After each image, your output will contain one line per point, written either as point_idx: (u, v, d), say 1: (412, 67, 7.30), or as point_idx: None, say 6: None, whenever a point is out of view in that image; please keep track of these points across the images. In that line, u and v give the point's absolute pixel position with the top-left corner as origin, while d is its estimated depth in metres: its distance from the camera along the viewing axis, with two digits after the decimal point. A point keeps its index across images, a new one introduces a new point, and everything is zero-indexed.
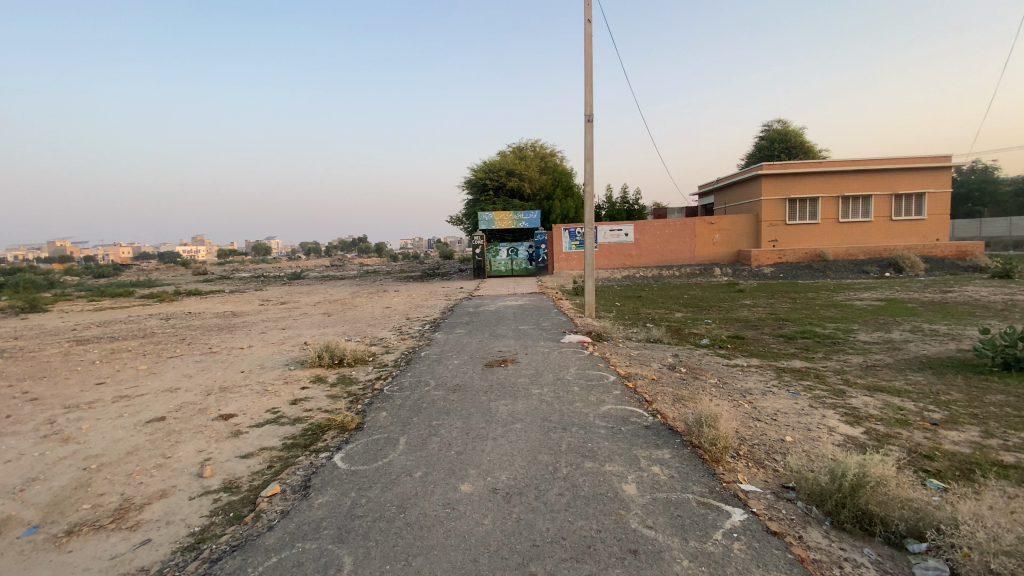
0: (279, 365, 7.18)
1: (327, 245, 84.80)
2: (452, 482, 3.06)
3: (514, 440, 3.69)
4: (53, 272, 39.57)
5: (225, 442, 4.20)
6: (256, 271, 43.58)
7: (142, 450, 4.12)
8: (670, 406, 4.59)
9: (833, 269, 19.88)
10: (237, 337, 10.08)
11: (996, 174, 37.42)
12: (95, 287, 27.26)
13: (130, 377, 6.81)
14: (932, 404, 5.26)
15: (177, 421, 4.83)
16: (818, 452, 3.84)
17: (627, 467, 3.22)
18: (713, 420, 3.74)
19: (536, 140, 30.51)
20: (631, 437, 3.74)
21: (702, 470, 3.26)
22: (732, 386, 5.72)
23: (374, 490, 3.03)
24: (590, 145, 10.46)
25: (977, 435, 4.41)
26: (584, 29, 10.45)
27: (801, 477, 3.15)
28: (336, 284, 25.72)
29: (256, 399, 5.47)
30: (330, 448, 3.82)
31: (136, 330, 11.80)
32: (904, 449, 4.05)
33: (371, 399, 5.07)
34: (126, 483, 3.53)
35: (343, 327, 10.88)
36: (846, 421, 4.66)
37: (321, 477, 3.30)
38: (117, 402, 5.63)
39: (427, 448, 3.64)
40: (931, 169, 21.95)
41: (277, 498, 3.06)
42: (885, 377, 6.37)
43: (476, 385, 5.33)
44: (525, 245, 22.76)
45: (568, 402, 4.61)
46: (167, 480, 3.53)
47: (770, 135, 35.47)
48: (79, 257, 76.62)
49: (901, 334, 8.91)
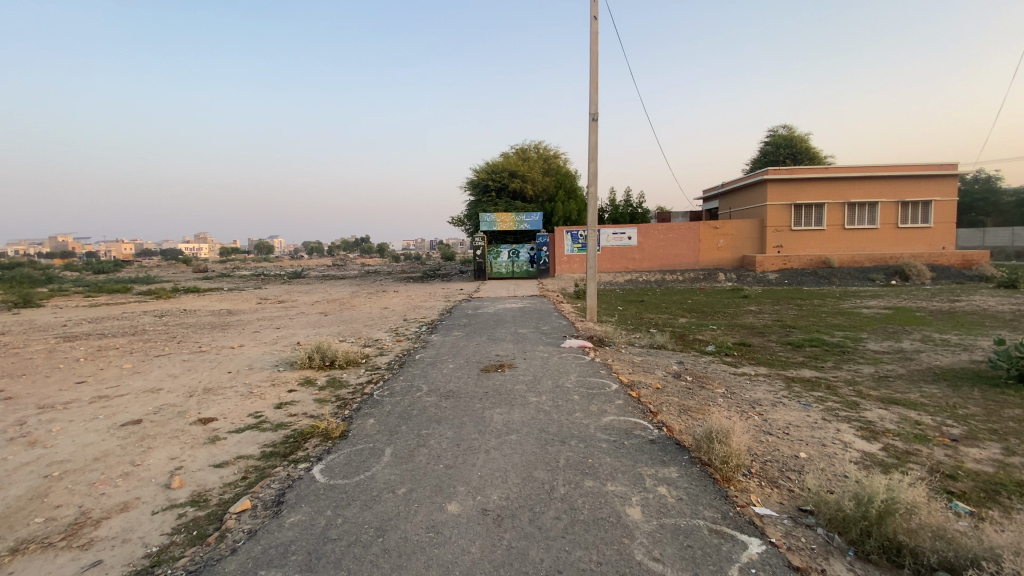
0: (268, 366, 6.91)
1: (329, 245, 84.73)
2: (437, 501, 2.79)
3: (509, 454, 3.42)
4: (52, 267, 39.24)
5: (200, 449, 3.93)
6: (255, 271, 40.84)
7: (111, 456, 3.85)
8: (676, 417, 4.31)
9: (838, 276, 19.55)
10: (228, 336, 9.76)
11: (1001, 184, 37.04)
12: (93, 282, 26.93)
13: (112, 377, 6.55)
14: (949, 418, 4.95)
15: (153, 424, 4.57)
16: (836, 471, 3.56)
17: (631, 487, 2.94)
18: (725, 435, 3.45)
19: (539, 142, 30.14)
20: (635, 453, 3.46)
21: (713, 491, 2.96)
22: (740, 396, 5.44)
23: (351, 509, 2.75)
24: (594, 143, 10.23)
25: (999, 452, 4.11)
26: (590, 26, 10.20)
27: (821, 499, 2.88)
28: (336, 284, 25.36)
29: (239, 401, 5.20)
30: (310, 458, 3.55)
31: (128, 327, 11.50)
32: (925, 468, 3.75)
33: (359, 405, 4.79)
34: (86, 494, 3.26)
35: (338, 327, 10.58)
36: (862, 436, 4.37)
37: (296, 492, 3.02)
38: (94, 403, 5.37)
39: (413, 460, 3.38)
40: (938, 177, 21.63)
41: (246, 515, 2.79)
42: (898, 389, 6.07)
43: (470, 391, 5.05)
44: (526, 248, 22.49)
45: (567, 412, 4.33)
46: (132, 492, 3.26)
47: (775, 140, 35.15)
48: (83, 252, 77.25)
49: (912, 343, 8.60)
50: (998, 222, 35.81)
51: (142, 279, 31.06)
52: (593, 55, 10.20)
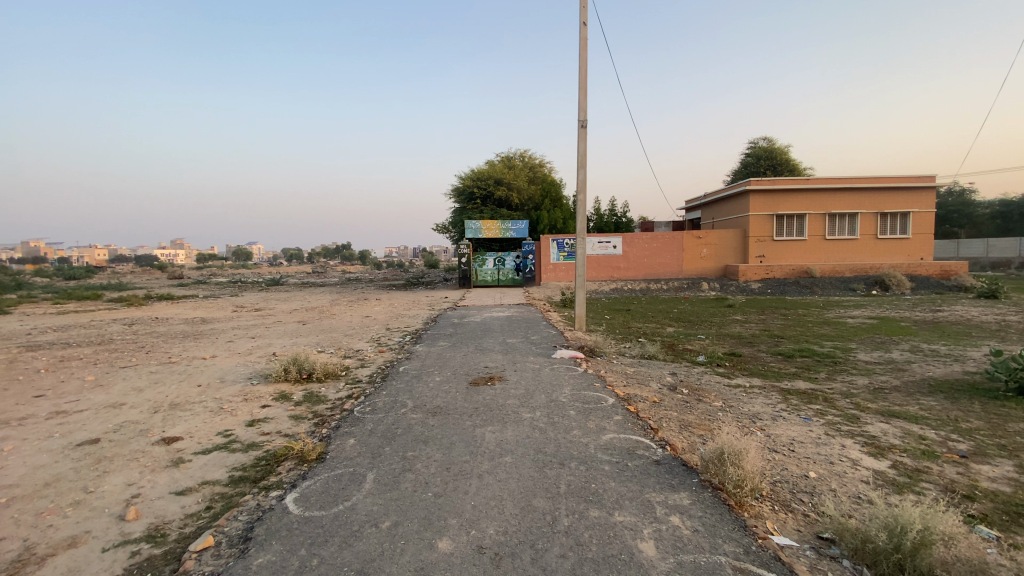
0: (241, 379, 6.49)
1: (311, 253, 83.66)
2: (426, 537, 2.48)
3: (505, 480, 3.13)
4: (21, 271, 37.86)
5: (161, 474, 3.54)
6: (235, 276, 42.07)
7: (63, 481, 3.44)
8: (678, 434, 4.07)
9: (819, 285, 19.76)
10: (201, 346, 9.27)
11: (973, 197, 38.14)
12: (65, 288, 26.22)
13: (73, 390, 6.05)
14: (954, 433, 4.81)
15: (113, 444, 4.15)
16: (849, 493, 3.36)
17: (641, 518, 2.67)
18: (738, 457, 3.19)
19: (524, 150, 30.19)
20: (641, 477, 3.20)
21: (730, 521, 2.69)
22: (739, 409, 5.23)
23: (329, 547, 2.43)
24: (583, 149, 10.08)
25: (1013, 471, 3.95)
26: (579, 32, 10.09)
27: (843, 527, 2.65)
28: (317, 292, 24.84)
29: (207, 419, 4.78)
30: (283, 484, 3.20)
31: (96, 336, 10.93)
32: (940, 488, 3.56)
33: (338, 422, 4.43)
34: (31, 526, 2.86)
35: (317, 336, 10.17)
36: (869, 453, 4.18)
37: (267, 527, 2.68)
38: (51, 419, 4.91)
39: (399, 488, 3.05)
40: (916, 189, 22.07)
41: (208, 554, 2.44)
42: (898, 402, 5.93)
43: (458, 408, 4.73)
44: (512, 254, 22.30)
45: (564, 430, 4.05)
46: (83, 523, 2.87)
47: (756, 152, 35.77)
48: (55, 257, 75.40)
49: (903, 354, 8.55)
50: (971, 234, 36.90)
51: (115, 285, 30.10)
52: (581, 62, 10.07)
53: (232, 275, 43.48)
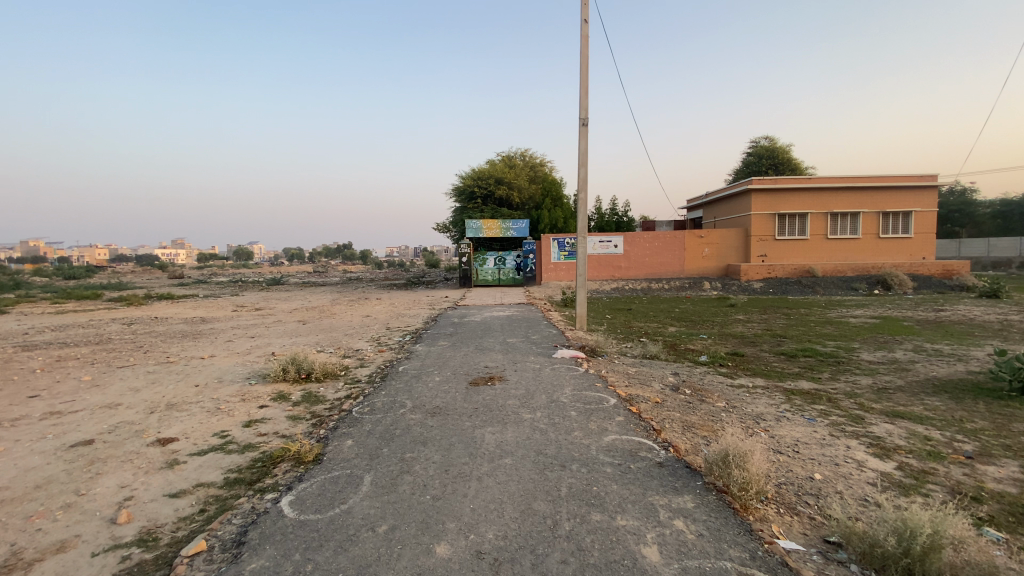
0: (239, 379, 6.43)
1: (312, 253, 83.59)
2: (424, 542, 2.42)
3: (505, 482, 3.07)
4: (21, 271, 37.68)
5: (155, 476, 3.48)
6: (235, 276, 42.02)
7: (55, 484, 3.38)
8: (681, 435, 4.00)
9: (821, 285, 19.67)
10: (200, 346, 9.21)
11: (975, 196, 38.06)
12: (64, 288, 26.12)
13: (68, 391, 5.99)
14: (960, 433, 4.74)
15: (107, 445, 4.10)
16: (854, 495, 3.29)
17: (644, 522, 2.61)
18: (743, 459, 3.13)
19: (524, 149, 30.13)
20: (644, 480, 3.13)
21: (735, 525, 2.63)
22: (742, 410, 5.16)
23: (324, 552, 2.37)
24: (584, 148, 10.00)
25: (1019, 471, 3.88)
26: (580, 30, 10.02)
27: (850, 531, 2.58)
28: (318, 291, 24.74)
29: (203, 419, 4.72)
30: (279, 487, 3.15)
31: (94, 335, 10.86)
32: (947, 489, 3.50)
33: (336, 423, 4.37)
34: (20, 530, 2.80)
35: (317, 336, 10.11)
36: (875, 454, 4.11)
37: (261, 530, 2.62)
38: (46, 420, 4.86)
39: (396, 491, 3.00)
40: (918, 189, 21.98)
41: (200, 559, 2.38)
42: (902, 402, 5.86)
43: (458, 408, 4.67)
44: (513, 254, 22.22)
45: (565, 431, 3.99)
46: (74, 527, 2.81)
47: (757, 151, 35.68)
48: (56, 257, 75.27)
49: (906, 353, 8.48)
50: (972, 233, 36.82)
51: (115, 284, 30.03)
52: (582, 60, 10.00)
53: (233, 275, 43.39)
